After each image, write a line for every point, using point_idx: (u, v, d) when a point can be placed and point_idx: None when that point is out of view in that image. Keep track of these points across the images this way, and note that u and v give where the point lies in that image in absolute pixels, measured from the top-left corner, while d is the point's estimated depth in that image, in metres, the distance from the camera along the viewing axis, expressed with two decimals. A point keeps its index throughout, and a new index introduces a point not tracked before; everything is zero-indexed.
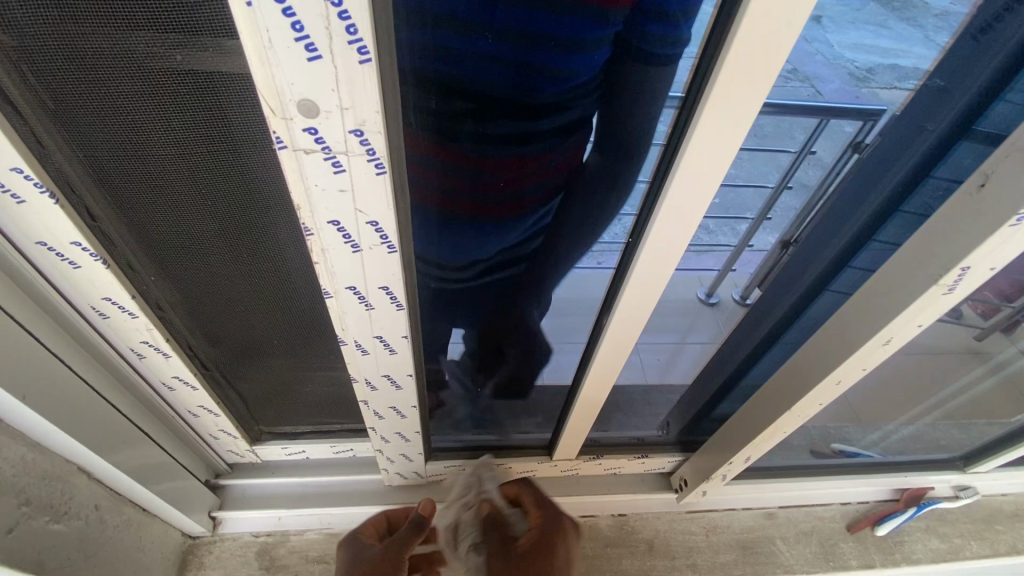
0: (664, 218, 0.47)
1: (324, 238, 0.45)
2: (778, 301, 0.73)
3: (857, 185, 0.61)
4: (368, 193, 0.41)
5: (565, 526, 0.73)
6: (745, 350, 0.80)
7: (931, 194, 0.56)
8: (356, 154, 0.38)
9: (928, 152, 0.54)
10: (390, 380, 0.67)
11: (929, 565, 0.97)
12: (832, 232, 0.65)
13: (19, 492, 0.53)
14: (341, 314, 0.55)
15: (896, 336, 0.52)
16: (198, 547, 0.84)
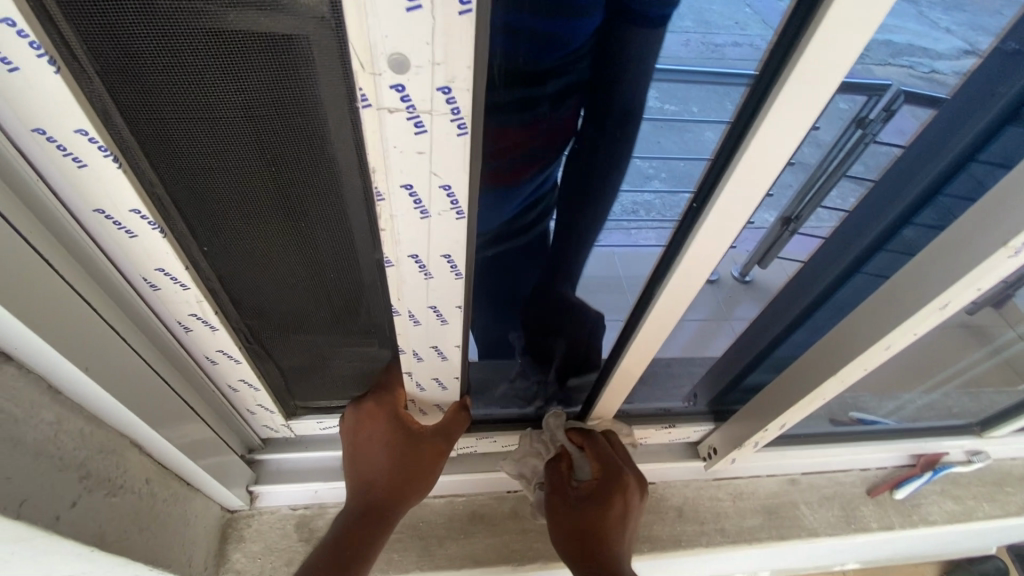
0: (734, 182, 0.46)
1: (394, 202, 0.45)
2: (814, 280, 0.76)
3: (899, 172, 0.64)
4: (447, 153, 0.41)
5: (629, 480, 0.77)
6: (781, 324, 0.83)
7: (977, 175, 0.59)
8: (440, 113, 0.38)
9: (978, 134, 0.57)
10: (436, 351, 0.67)
11: (944, 526, 1.01)
12: (871, 214, 0.68)
13: (81, 466, 0.52)
14: (398, 283, 0.55)
15: (953, 300, 0.53)
16: (237, 520, 0.85)
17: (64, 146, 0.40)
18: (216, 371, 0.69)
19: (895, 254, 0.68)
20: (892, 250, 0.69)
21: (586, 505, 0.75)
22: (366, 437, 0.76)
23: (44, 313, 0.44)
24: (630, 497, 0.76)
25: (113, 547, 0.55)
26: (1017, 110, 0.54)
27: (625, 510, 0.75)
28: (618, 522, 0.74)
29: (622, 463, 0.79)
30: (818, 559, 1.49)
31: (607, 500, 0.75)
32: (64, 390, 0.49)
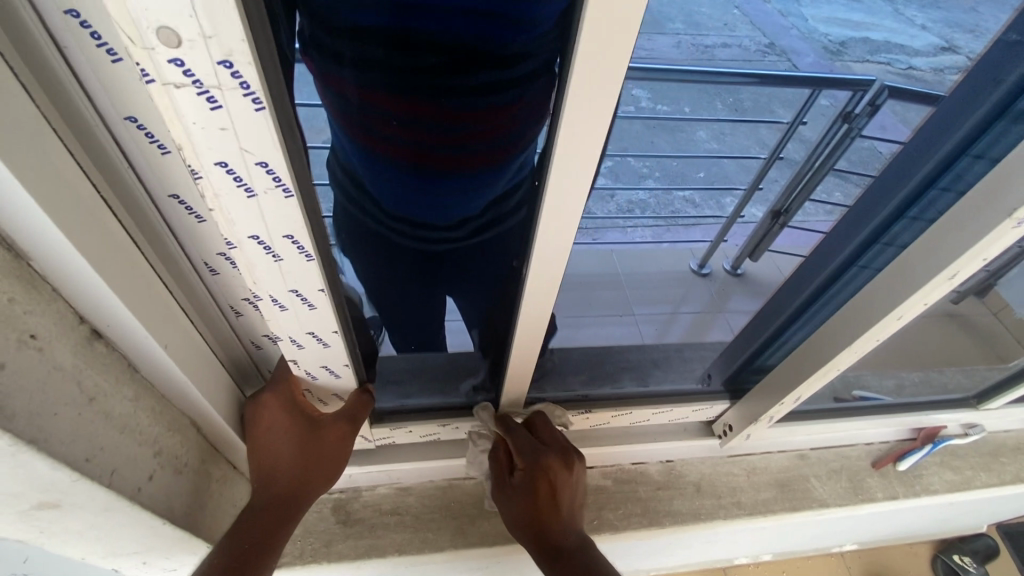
0: (561, 170, 0.45)
1: (213, 181, 0.41)
2: (816, 272, 0.82)
3: (903, 163, 0.69)
4: (251, 130, 0.38)
5: (552, 461, 0.76)
6: (788, 310, 0.87)
7: (971, 169, 0.62)
8: (229, 88, 0.35)
9: (974, 129, 0.61)
10: (317, 341, 0.62)
11: (944, 494, 1.07)
12: (873, 206, 0.73)
13: (154, 443, 0.54)
14: (250, 269, 0.50)
15: (960, 270, 0.58)
16: None
17: (152, 133, 0.43)
18: (261, 358, 0.71)
19: (885, 248, 0.73)
20: (889, 244, 0.73)
21: (519, 496, 0.75)
22: (267, 434, 0.67)
23: (137, 292, 0.46)
24: (558, 477, 0.75)
25: (179, 522, 0.57)
26: (1011, 106, 0.58)
27: (552, 488, 0.74)
28: (553, 501, 0.74)
29: (545, 445, 0.78)
30: (820, 538, 1.55)
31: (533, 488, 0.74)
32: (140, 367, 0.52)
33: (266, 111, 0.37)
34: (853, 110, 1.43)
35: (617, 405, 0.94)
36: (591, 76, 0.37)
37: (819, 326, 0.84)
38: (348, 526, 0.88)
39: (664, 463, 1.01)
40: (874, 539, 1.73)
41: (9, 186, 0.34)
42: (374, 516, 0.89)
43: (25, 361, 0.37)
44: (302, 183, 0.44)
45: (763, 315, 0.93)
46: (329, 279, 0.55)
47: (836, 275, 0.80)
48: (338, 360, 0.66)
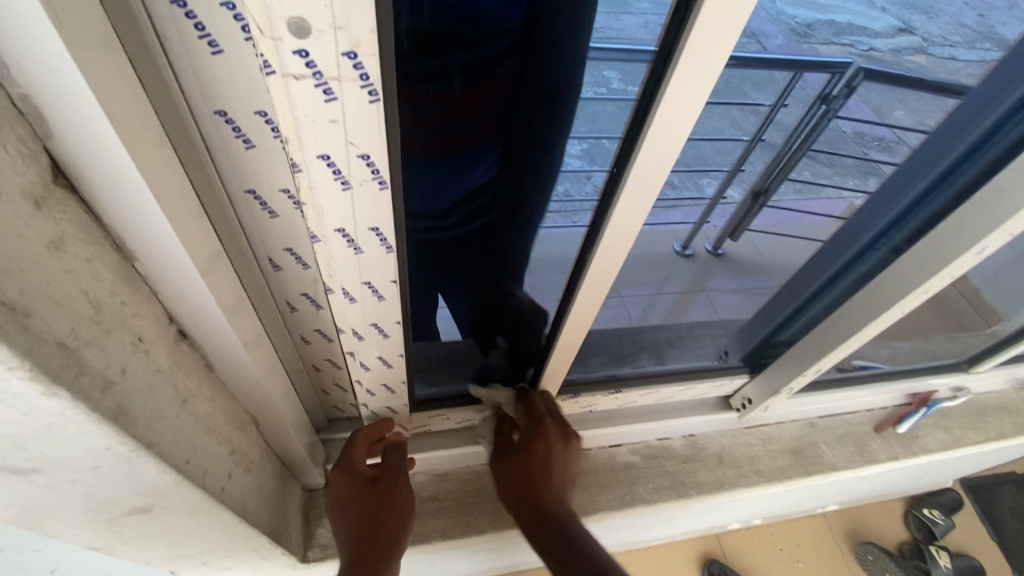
0: (647, 153, 0.47)
1: (311, 174, 0.41)
2: (830, 259, 0.86)
3: (927, 153, 0.72)
4: (362, 123, 0.38)
5: (552, 428, 0.79)
6: (803, 292, 0.91)
7: (983, 157, 0.66)
8: (350, 80, 0.35)
9: (997, 119, 0.64)
10: (377, 329, 0.61)
11: (938, 452, 1.15)
12: (893, 196, 0.76)
13: (229, 442, 0.54)
14: (327, 261, 0.50)
15: (991, 245, 0.62)
16: (317, 498, 0.87)
17: (239, 127, 0.42)
18: (314, 347, 0.71)
19: (897, 232, 0.77)
20: (901, 229, 0.76)
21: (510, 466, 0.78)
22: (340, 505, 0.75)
23: (225, 289, 0.46)
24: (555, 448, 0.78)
25: (252, 518, 0.58)
26: None
27: (547, 457, 0.77)
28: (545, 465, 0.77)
29: (546, 416, 0.81)
30: (810, 503, 1.64)
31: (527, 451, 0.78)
32: (215, 363, 0.52)
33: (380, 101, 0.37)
34: (831, 92, 1.48)
35: (641, 384, 0.97)
36: (695, 66, 0.39)
37: (829, 306, 0.88)
38: None
39: (687, 437, 1.05)
40: (856, 498, 1.83)
41: (141, 192, 0.35)
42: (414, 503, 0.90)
43: (139, 364, 0.38)
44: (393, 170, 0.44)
45: (782, 293, 0.97)
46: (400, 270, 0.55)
47: (849, 262, 0.83)
48: (396, 350, 0.66)
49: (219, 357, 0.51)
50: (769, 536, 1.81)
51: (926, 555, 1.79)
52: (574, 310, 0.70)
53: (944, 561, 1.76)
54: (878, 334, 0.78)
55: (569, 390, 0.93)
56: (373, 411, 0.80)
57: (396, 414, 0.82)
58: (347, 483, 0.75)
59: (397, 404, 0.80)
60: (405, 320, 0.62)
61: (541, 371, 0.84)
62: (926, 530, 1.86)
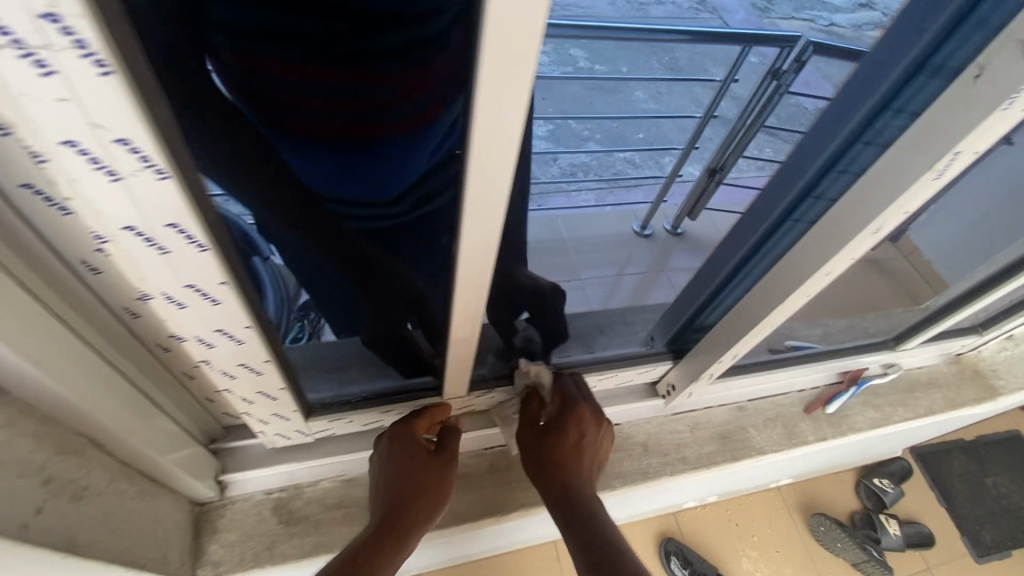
0: (479, 141, 0.40)
1: (64, 163, 0.34)
2: (747, 236, 0.78)
3: (816, 134, 0.64)
4: (102, 103, 0.31)
5: (586, 412, 0.83)
6: (723, 270, 0.84)
7: (892, 124, 0.57)
8: (64, 50, 0.28)
9: (886, 92, 0.56)
10: (227, 336, 0.55)
11: (867, 431, 1.15)
12: (799, 165, 0.67)
13: (38, 471, 0.48)
14: (129, 262, 0.43)
15: (885, 225, 0.58)
16: (208, 513, 0.81)
17: None
18: (173, 357, 0.64)
19: (814, 203, 0.67)
20: (820, 198, 0.67)
21: (546, 443, 0.81)
22: (388, 460, 0.78)
23: None
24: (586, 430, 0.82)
25: (83, 550, 0.52)
26: (935, 54, 0.52)
27: (580, 439, 0.81)
28: (577, 451, 0.81)
29: (579, 396, 0.84)
30: (761, 478, 1.65)
31: (562, 432, 0.81)
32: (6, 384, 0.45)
33: (117, 75, 0.30)
34: (780, 67, 1.44)
35: (560, 376, 0.93)
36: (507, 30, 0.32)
37: (749, 290, 0.83)
38: (291, 525, 0.84)
39: (612, 427, 1.03)
40: (809, 470, 1.83)
41: None
42: (317, 512, 0.85)
43: None
44: (180, 158, 0.38)
45: (704, 269, 0.89)
46: (233, 271, 0.48)
47: (769, 232, 0.75)
48: (258, 357, 0.60)
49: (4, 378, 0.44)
50: (723, 512, 1.81)
51: (875, 523, 1.82)
52: (457, 309, 0.64)
53: (891, 528, 1.80)
54: (785, 319, 0.75)
55: (482, 386, 0.89)
56: (260, 418, 0.74)
57: (286, 419, 0.77)
58: (405, 447, 0.78)
59: (284, 410, 0.74)
60: (258, 326, 0.56)
61: (444, 371, 0.79)
62: (875, 498, 1.90)
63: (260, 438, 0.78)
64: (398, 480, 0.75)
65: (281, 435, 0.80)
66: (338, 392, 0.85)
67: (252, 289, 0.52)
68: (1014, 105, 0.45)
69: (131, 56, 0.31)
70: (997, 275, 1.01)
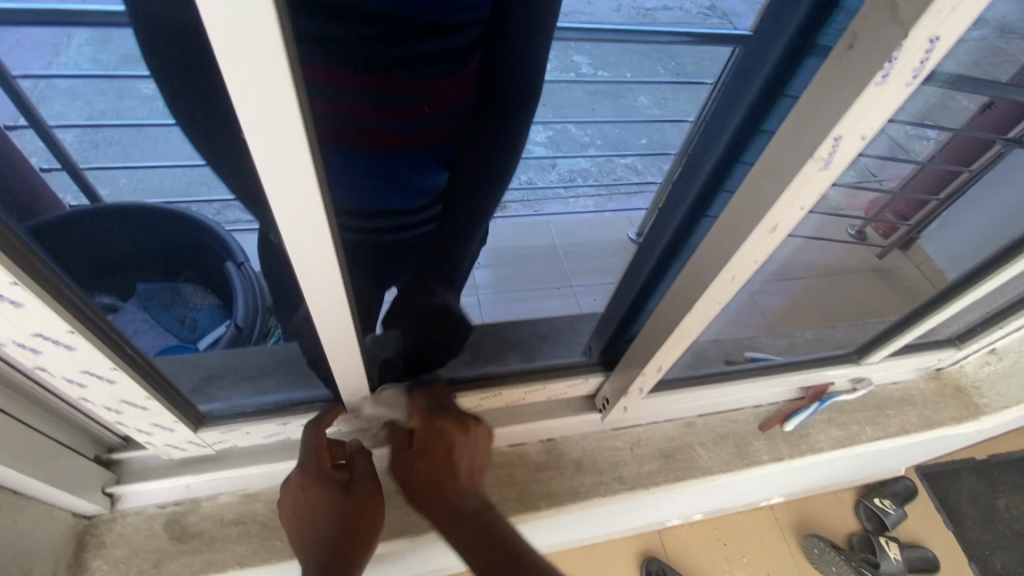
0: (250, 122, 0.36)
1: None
2: (658, 239, 0.70)
3: (710, 127, 0.57)
4: None
5: (447, 426, 0.75)
6: (640, 278, 0.76)
7: (783, 110, 0.51)
8: None
9: (771, 78, 0.50)
10: (53, 340, 0.52)
11: (829, 451, 1.07)
12: (698, 161, 0.60)
13: None
14: None
15: (780, 222, 0.51)
16: (95, 526, 0.78)
17: None
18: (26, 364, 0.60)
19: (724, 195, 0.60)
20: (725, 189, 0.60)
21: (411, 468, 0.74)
22: (305, 510, 0.72)
23: None
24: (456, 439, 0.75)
25: None
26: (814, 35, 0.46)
27: (445, 451, 0.74)
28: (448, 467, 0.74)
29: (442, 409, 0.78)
30: (745, 496, 1.52)
31: (428, 444, 0.75)
32: None
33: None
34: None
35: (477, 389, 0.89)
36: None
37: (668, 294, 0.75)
38: (182, 543, 0.80)
39: (545, 442, 0.96)
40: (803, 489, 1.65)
41: None
42: (213, 528, 0.81)
43: None
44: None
45: (625, 278, 0.81)
46: (26, 268, 0.45)
47: (685, 229, 0.67)
48: (101, 363, 0.56)
49: None
50: (712, 531, 1.62)
51: (875, 547, 1.61)
52: (324, 314, 0.60)
53: (893, 554, 1.59)
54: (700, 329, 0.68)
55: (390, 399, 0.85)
56: (142, 427, 0.71)
57: (171, 428, 0.73)
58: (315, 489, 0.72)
59: (165, 419, 0.71)
60: (86, 330, 0.52)
61: (341, 381, 0.74)
62: (876, 520, 1.67)
63: (148, 448, 0.75)
64: (331, 521, 0.70)
65: (174, 446, 0.77)
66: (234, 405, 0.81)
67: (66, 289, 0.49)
68: (892, 79, 0.38)
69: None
70: (953, 285, 0.94)
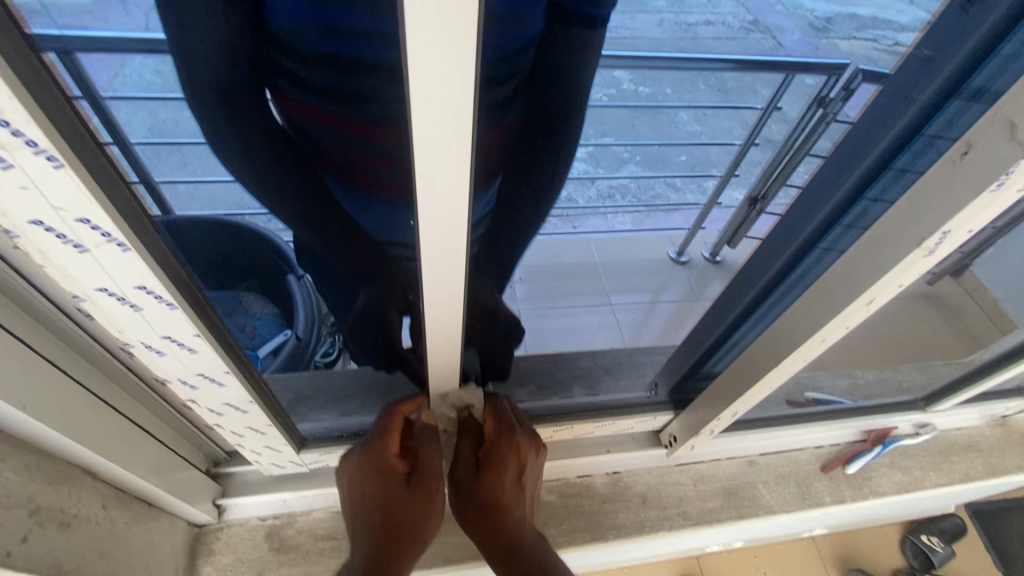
0: None
1: (34, 237, 0.38)
2: (759, 274, 0.72)
3: (834, 163, 0.59)
4: (58, 191, 0.34)
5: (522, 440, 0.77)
6: (735, 308, 0.78)
7: (918, 156, 0.52)
8: (17, 148, 0.31)
9: (911, 124, 0.51)
10: (209, 378, 0.59)
11: (893, 496, 1.07)
12: (814, 203, 0.62)
13: (29, 501, 0.52)
14: (105, 316, 0.47)
15: (879, 296, 0.54)
16: (205, 534, 0.85)
17: None
18: (168, 393, 0.67)
19: (846, 231, 0.60)
20: (849, 226, 0.60)
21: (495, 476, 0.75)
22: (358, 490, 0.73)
23: None
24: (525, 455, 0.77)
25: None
26: (957, 89, 0.48)
27: (519, 471, 0.76)
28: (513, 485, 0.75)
29: (515, 423, 0.79)
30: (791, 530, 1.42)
31: (499, 464, 0.74)
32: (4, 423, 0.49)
33: (69, 169, 0.33)
34: (829, 94, 1.11)
35: (552, 423, 0.93)
36: None
37: (762, 334, 0.77)
38: (282, 553, 0.87)
39: (610, 474, 1.00)
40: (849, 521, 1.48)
41: None
42: (308, 541, 0.88)
43: None
44: (140, 229, 0.41)
45: (709, 314, 0.85)
46: (206, 322, 0.52)
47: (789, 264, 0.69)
48: (240, 397, 0.63)
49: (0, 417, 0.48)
50: (751, 560, 1.46)
51: None
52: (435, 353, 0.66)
53: None
54: (783, 380, 0.71)
55: None
56: (253, 448, 0.78)
57: (279, 450, 0.80)
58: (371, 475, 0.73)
59: (275, 442, 0.78)
60: (237, 370, 0.59)
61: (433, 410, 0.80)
62: (923, 559, 1.50)
63: (254, 465, 0.82)
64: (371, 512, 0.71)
65: (276, 464, 0.84)
66: (327, 426, 0.88)
67: (227, 336, 0.56)
68: (1006, 186, 0.41)
69: (83, 152, 0.34)
70: None
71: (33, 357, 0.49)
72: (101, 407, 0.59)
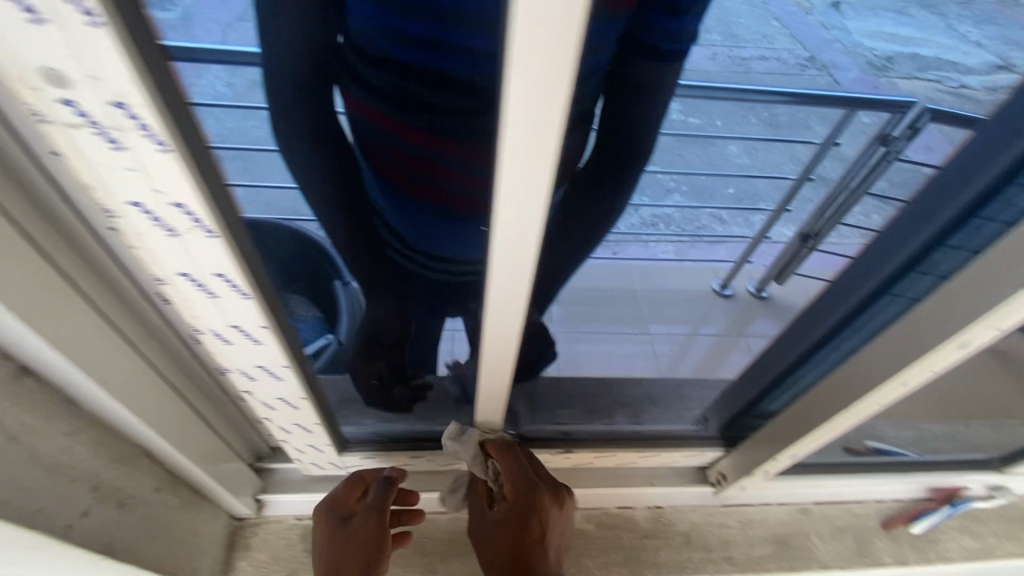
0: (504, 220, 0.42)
1: (130, 219, 0.39)
2: (830, 309, 0.69)
3: (915, 208, 0.57)
4: (159, 173, 0.36)
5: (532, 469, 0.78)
6: (802, 343, 0.74)
7: (1007, 206, 0.50)
8: (130, 130, 0.33)
9: (1000, 173, 0.50)
10: (267, 371, 0.60)
11: (962, 563, 0.98)
12: (893, 245, 0.60)
13: (93, 477, 0.54)
14: (184, 301, 0.49)
15: (973, 340, 0.50)
16: (244, 528, 0.86)
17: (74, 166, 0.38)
18: (227, 382, 0.68)
19: (920, 278, 0.58)
20: (925, 273, 0.57)
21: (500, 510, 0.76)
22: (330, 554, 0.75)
23: (81, 335, 0.47)
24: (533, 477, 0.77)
25: (120, 555, 0.57)
26: None
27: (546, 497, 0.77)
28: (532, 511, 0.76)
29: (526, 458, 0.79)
30: None
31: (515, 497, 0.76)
32: (79, 398, 0.51)
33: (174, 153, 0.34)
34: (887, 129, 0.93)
35: (597, 449, 0.90)
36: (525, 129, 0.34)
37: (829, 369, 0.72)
38: None
39: (653, 509, 0.96)
40: None
41: None
42: None
43: None
44: (228, 217, 0.42)
45: (768, 352, 0.81)
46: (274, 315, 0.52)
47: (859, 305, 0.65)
48: (295, 392, 0.64)
49: (75, 391, 0.50)
50: None
51: None
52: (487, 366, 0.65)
53: None
54: (853, 424, 0.67)
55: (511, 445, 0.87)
56: (297, 446, 0.79)
57: (321, 450, 0.81)
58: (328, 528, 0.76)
59: (319, 442, 0.78)
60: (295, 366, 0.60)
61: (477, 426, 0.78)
62: None
63: (297, 463, 0.83)
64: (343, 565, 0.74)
65: (317, 464, 0.85)
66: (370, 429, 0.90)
67: (291, 331, 0.57)
68: None
69: (189, 135, 0.35)
70: None
71: (109, 337, 0.50)
72: (167, 392, 0.60)
